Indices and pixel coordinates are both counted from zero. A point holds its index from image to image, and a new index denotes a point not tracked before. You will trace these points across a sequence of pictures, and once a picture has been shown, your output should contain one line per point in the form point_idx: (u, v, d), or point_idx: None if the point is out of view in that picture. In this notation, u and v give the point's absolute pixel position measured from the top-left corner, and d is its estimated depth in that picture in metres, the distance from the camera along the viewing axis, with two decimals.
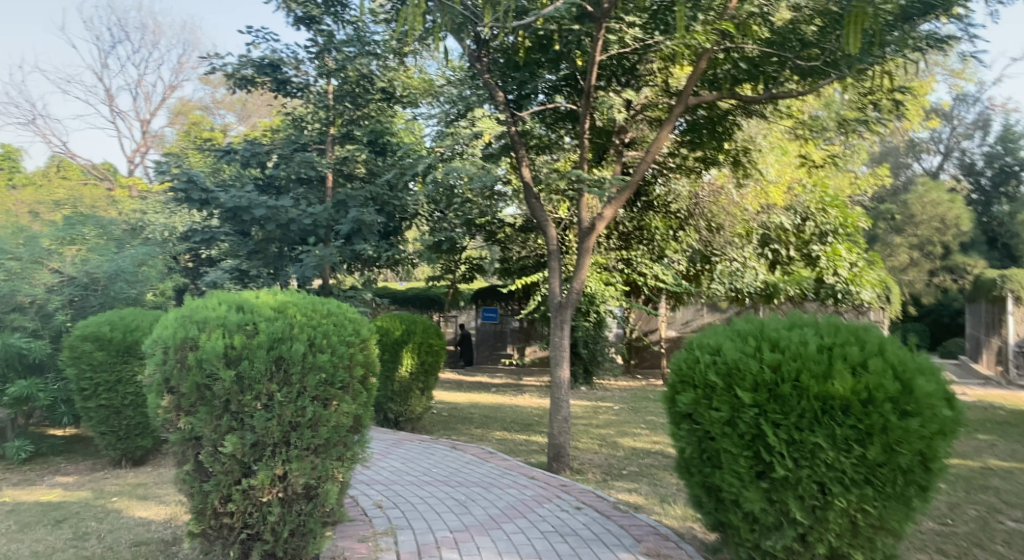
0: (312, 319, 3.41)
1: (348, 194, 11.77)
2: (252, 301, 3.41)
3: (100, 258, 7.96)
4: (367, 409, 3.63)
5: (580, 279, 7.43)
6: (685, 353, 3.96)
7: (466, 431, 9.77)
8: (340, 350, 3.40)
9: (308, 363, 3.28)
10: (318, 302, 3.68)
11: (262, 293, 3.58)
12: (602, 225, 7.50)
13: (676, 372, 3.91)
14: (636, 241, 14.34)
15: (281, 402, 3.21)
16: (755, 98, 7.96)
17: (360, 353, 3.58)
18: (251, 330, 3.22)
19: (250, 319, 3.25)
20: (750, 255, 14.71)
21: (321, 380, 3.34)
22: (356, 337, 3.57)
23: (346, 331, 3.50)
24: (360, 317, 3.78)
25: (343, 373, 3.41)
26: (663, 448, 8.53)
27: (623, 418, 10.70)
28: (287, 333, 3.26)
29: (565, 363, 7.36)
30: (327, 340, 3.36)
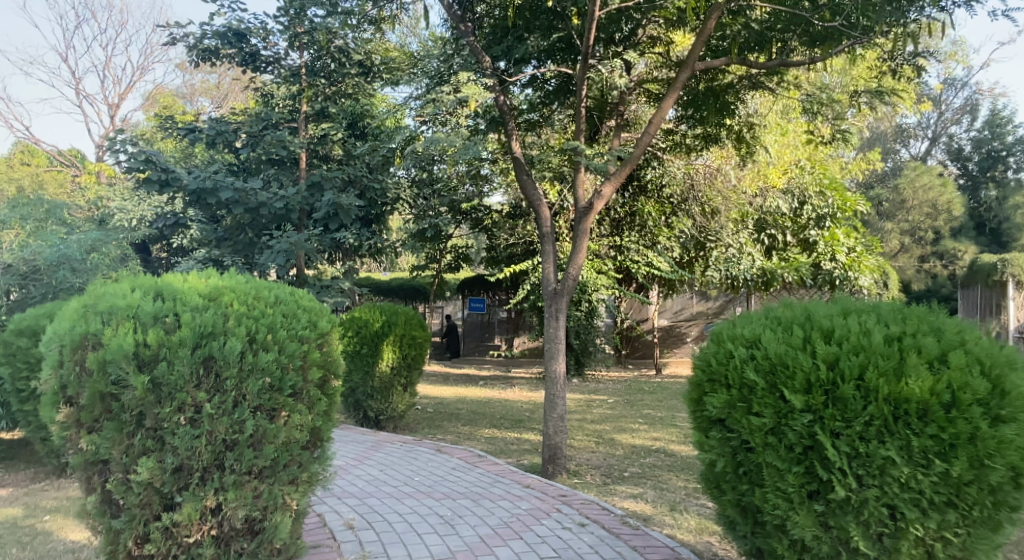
0: (254, 309, 2.77)
1: (323, 175, 10.99)
2: (178, 286, 2.77)
3: (41, 244, 7.22)
4: (326, 420, 3.00)
5: (576, 264, 6.76)
6: (713, 346, 3.30)
7: (452, 429, 9.07)
8: (292, 347, 2.76)
9: (246, 364, 2.64)
10: (265, 288, 3.03)
11: (192, 277, 2.94)
12: (600, 204, 6.81)
13: (703, 369, 3.26)
14: (627, 227, 13.67)
15: (211, 415, 2.58)
16: (765, 64, 7.25)
17: (318, 351, 2.94)
18: (173, 323, 2.58)
19: (171, 309, 2.61)
20: (746, 241, 14.08)
21: (265, 386, 2.70)
22: (314, 332, 2.94)
23: (299, 325, 2.87)
24: (320, 309, 3.16)
25: (294, 377, 2.78)
26: (665, 445, 7.86)
27: (619, 412, 10.01)
28: (220, 326, 2.62)
29: (560, 356, 6.70)
30: (273, 335, 2.73)
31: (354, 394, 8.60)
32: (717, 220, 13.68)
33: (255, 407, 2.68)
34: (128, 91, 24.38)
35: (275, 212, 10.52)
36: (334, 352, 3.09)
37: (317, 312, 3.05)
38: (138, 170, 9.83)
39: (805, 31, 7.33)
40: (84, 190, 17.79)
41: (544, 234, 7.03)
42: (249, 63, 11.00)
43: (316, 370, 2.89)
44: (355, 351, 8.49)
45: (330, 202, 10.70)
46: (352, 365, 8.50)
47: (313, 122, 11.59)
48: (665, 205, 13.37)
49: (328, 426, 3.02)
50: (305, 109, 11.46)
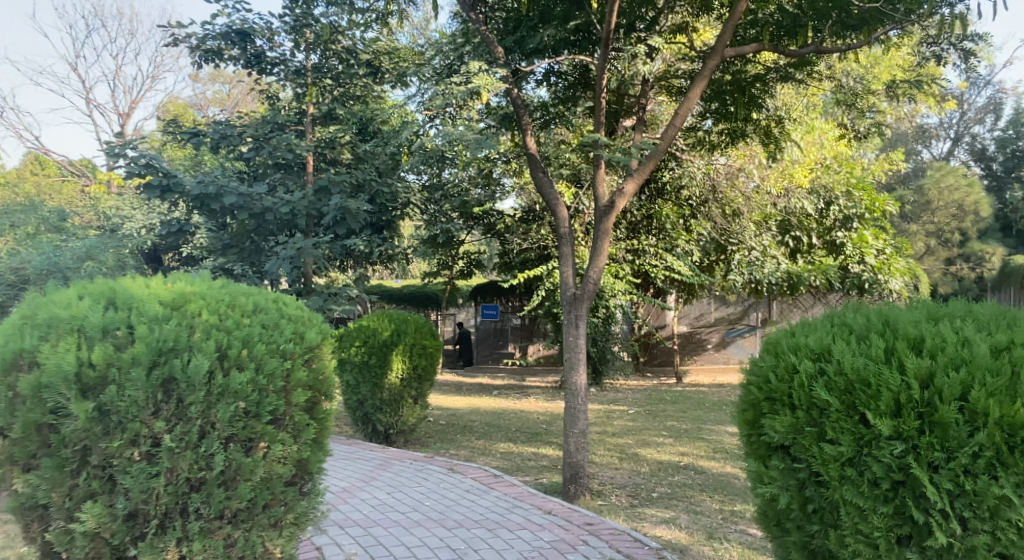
0: (226, 320, 2.62)
1: (331, 179, 10.61)
2: (135, 293, 2.60)
3: (31, 252, 6.90)
4: (311, 450, 2.90)
5: (598, 267, 6.27)
6: (773, 360, 2.80)
7: (466, 443, 8.59)
8: (271, 364, 2.63)
9: (216, 387, 2.49)
10: (240, 294, 2.89)
11: (153, 280, 2.77)
12: (622, 203, 6.31)
13: (761, 386, 2.78)
14: (645, 231, 13.12)
15: (172, 449, 2.42)
16: (797, 52, 6.75)
17: (302, 368, 2.82)
18: (124, 338, 2.41)
19: (123, 322, 2.43)
20: (770, 244, 13.49)
21: (239, 413, 2.57)
22: (296, 348, 2.81)
23: (281, 339, 2.74)
24: (309, 319, 3.04)
25: (275, 401, 2.67)
26: (693, 461, 7.28)
27: (641, 424, 9.41)
28: (183, 343, 2.46)
29: (582, 366, 6.21)
30: (247, 351, 2.58)
31: (363, 407, 8.15)
32: (739, 222, 13.09)
33: (227, 438, 2.56)
34: (139, 100, 24.18)
35: (281, 218, 10.16)
36: (321, 368, 2.98)
37: (303, 323, 2.93)
38: (138, 175, 9.48)
39: (839, 18, 6.82)
40: (92, 198, 17.52)
41: (562, 236, 6.56)
42: (253, 64, 10.64)
43: (299, 390, 2.78)
44: (362, 362, 8.04)
45: (338, 207, 10.28)
46: (360, 377, 8.05)
47: (320, 124, 11.25)
48: (690, 206, 12.80)
49: (314, 462, 2.92)
50: (312, 111, 11.12)
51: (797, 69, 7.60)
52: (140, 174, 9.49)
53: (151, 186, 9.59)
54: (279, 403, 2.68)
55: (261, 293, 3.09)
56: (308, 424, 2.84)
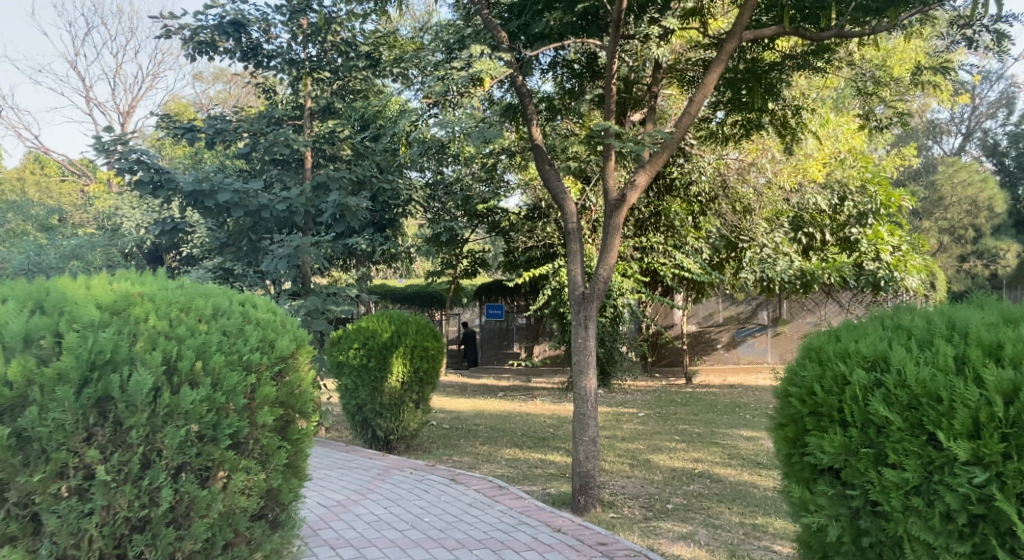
0: (176, 328, 2.48)
1: (329, 175, 10.28)
2: (71, 294, 2.42)
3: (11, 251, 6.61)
4: (280, 477, 2.80)
5: (608, 265, 5.88)
6: (819, 370, 2.40)
7: (469, 449, 8.23)
8: (231, 379, 2.51)
9: (161, 405, 2.34)
10: (195, 296, 2.73)
11: (96, 279, 2.61)
12: (634, 196, 5.91)
13: (804, 399, 2.42)
14: (653, 228, 12.75)
15: (112, 481, 2.27)
16: (819, 35, 6.36)
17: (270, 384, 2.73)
18: (52, 348, 2.25)
19: (52, 329, 2.27)
20: (782, 241, 13.04)
21: (191, 436, 2.43)
22: (262, 364, 2.70)
23: (240, 352, 2.61)
24: (279, 331, 2.91)
25: (239, 421, 2.57)
26: (709, 469, 6.89)
27: (652, 428, 9.01)
28: (124, 355, 2.31)
29: (591, 370, 5.85)
30: (200, 365, 2.45)
31: (362, 412, 7.82)
32: (750, 219, 12.76)
33: (178, 468, 2.43)
34: (141, 99, 23.93)
35: (278, 216, 9.85)
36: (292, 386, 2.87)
37: (271, 335, 2.80)
38: (130, 172, 9.07)
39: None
40: (92, 198, 17.29)
41: (571, 232, 6.18)
42: (248, 57, 10.33)
43: (265, 409, 2.67)
44: (361, 366, 7.70)
45: (336, 204, 9.94)
46: (359, 381, 7.72)
47: (318, 119, 10.93)
48: (699, 203, 12.45)
49: (284, 490, 2.83)
50: (310, 105, 10.82)
51: (815, 57, 7.19)
52: (131, 170, 9.09)
53: (143, 183, 9.20)
54: (241, 424, 2.57)
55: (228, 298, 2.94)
56: (279, 449, 2.77)
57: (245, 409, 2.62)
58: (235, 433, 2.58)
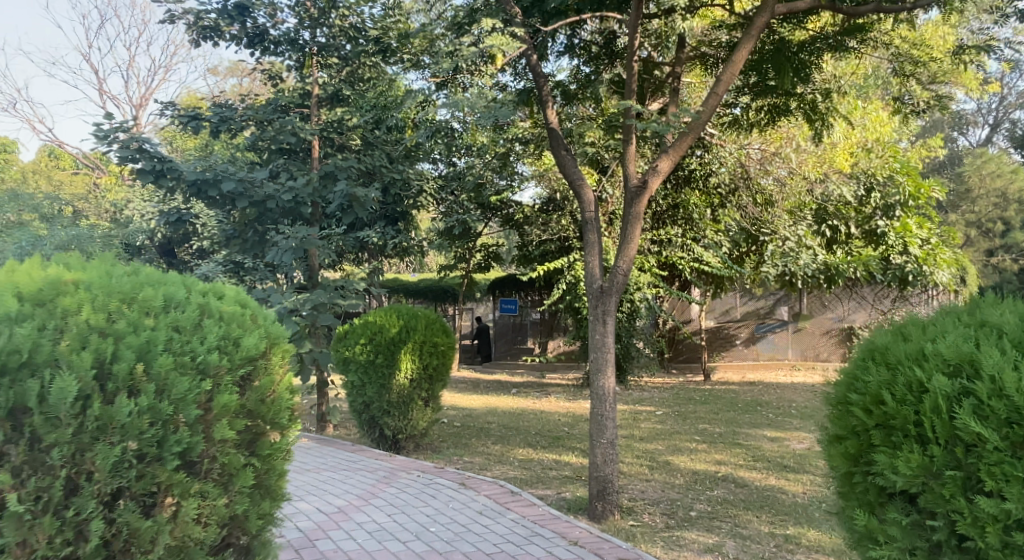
0: (113, 326, 2.26)
1: (336, 164, 9.92)
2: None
3: None
4: (244, 501, 2.58)
5: (627, 257, 5.51)
6: (892, 376, 2.31)
7: (480, 448, 7.89)
8: (180, 387, 2.29)
9: (91, 419, 2.12)
10: (149, 285, 2.51)
11: (33, 265, 2.42)
12: (656, 183, 5.53)
13: (878, 413, 2.29)
14: (671, 221, 12.35)
15: (31, 511, 2.06)
16: (856, 10, 5.94)
17: (233, 393, 2.51)
18: None
19: None
20: (806, 233, 12.54)
21: (127, 455, 2.21)
22: (222, 369, 2.47)
23: (190, 354, 2.38)
24: (247, 328, 2.67)
25: (192, 439, 2.36)
26: (733, 471, 6.47)
27: (670, 427, 8.62)
28: (46, 356, 2.11)
29: (610, 368, 5.48)
30: (140, 369, 2.23)
31: (369, 410, 7.51)
32: (773, 211, 12.22)
33: (114, 496, 2.22)
34: (155, 92, 23.86)
35: (283, 206, 9.56)
36: (264, 394, 2.68)
37: (233, 332, 2.55)
38: (132, 160, 8.81)
39: None
40: (105, 191, 17.20)
41: (588, 222, 5.80)
42: (255, 43, 10.04)
43: (224, 423, 2.46)
44: (368, 362, 7.40)
45: (343, 193, 9.58)
46: (365, 377, 7.42)
47: (326, 107, 10.64)
48: (720, 195, 12.01)
49: (252, 516, 2.65)
50: (318, 93, 10.53)
51: (848, 35, 6.77)
52: (134, 159, 8.84)
53: (145, 172, 8.92)
54: (193, 441, 2.35)
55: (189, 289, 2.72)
56: (245, 468, 2.60)
57: (199, 423, 2.41)
58: (186, 452, 2.37)
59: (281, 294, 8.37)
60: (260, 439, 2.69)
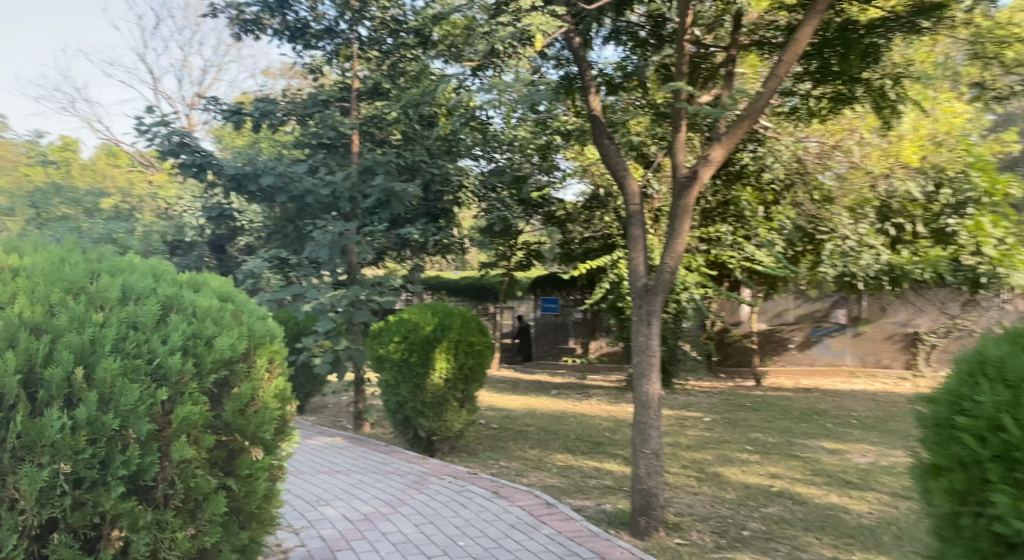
0: (65, 338, 2.56)
1: (376, 159, 9.69)
2: None
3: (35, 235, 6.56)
4: (206, 528, 2.91)
5: (675, 255, 5.10)
6: (1014, 396, 2.27)
7: (518, 453, 7.58)
8: (126, 397, 2.55)
9: (28, 432, 2.44)
10: (113, 290, 2.76)
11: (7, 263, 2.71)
12: (707, 175, 5.09)
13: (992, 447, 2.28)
14: (721, 218, 11.79)
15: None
16: None
17: (198, 405, 2.79)
18: None
19: None
20: (869, 232, 11.71)
21: (68, 473, 2.51)
22: (184, 374, 2.74)
23: (150, 359, 2.67)
24: (224, 325, 2.94)
25: (148, 457, 2.65)
26: (789, 487, 6.00)
27: (720, 435, 8.15)
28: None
29: (655, 373, 5.10)
30: (84, 382, 2.52)
31: (403, 410, 7.28)
32: (833, 209, 11.58)
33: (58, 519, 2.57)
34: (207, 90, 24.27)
35: (321, 201, 9.44)
36: (241, 403, 2.97)
37: (201, 331, 2.83)
38: (173, 155, 8.86)
39: None
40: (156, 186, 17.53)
41: (633, 216, 5.39)
42: (296, 37, 9.93)
43: (183, 440, 2.75)
44: (402, 360, 7.17)
45: (381, 188, 9.38)
46: (400, 376, 7.20)
47: (367, 101, 10.49)
48: (773, 191, 11.45)
49: (224, 548, 3.01)
50: (357, 86, 10.40)
51: (923, 15, 6.15)
52: (175, 152, 8.89)
53: (186, 166, 8.98)
54: (143, 461, 2.63)
55: (176, 286, 3.06)
56: (217, 493, 2.94)
57: (156, 439, 2.70)
58: (141, 475, 2.67)
59: (317, 290, 8.26)
60: (240, 456, 3.04)
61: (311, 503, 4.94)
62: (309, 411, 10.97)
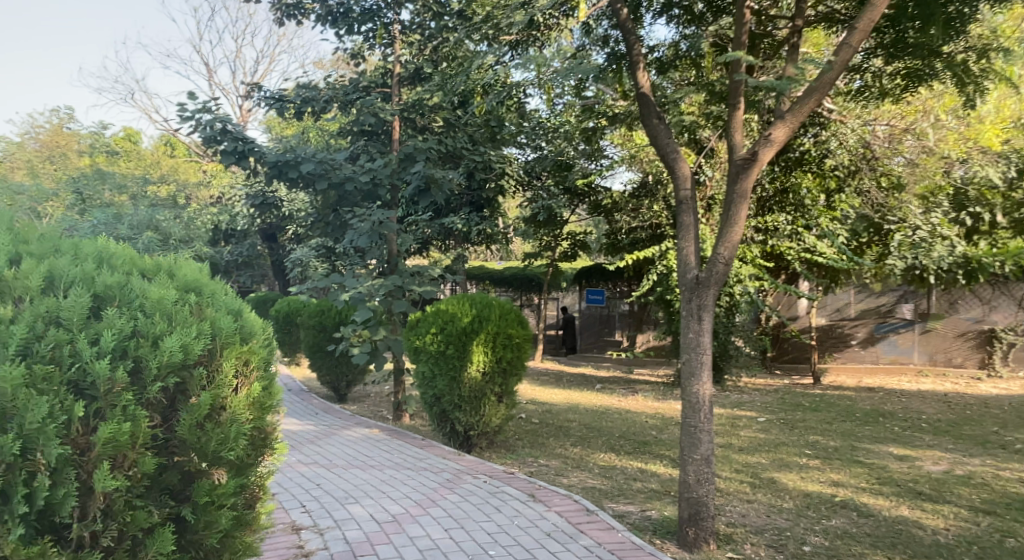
0: None
1: (416, 145, 9.49)
2: None
3: None
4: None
5: (730, 244, 4.65)
6: None
7: (560, 450, 7.27)
8: (36, 411, 2.15)
9: None
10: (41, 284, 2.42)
11: None
12: (768, 156, 4.62)
13: None
14: (778, 208, 11.21)
15: None
16: None
17: (130, 422, 2.36)
18: None
19: None
20: (942, 222, 10.94)
21: None
22: (116, 383, 2.34)
23: (71, 361, 2.29)
24: (175, 320, 2.56)
25: (56, 490, 2.23)
26: (853, 496, 5.53)
27: (775, 437, 7.67)
28: None
29: (706, 373, 4.69)
30: None
31: (440, 403, 7.04)
32: (903, 197, 10.81)
33: None
34: None
35: (361, 188, 9.30)
36: (197, 416, 2.57)
37: (145, 329, 2.46)
38: (214, 142, 8.68)
39: None
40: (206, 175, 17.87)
41: (683, 203, 4.95)
42: (339, 21, 9.78)
43: (107, 466, 2.31)
44: (438, 353, 6.93)
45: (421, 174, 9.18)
46: (436, 369, 6.96)
47: (408, 87, 10.30)
48: (837, 178, 10.76)
49: None
50: (398, 71, 10.24)
51: None
52: (217, 140, 8.79)
53: (228, 154, 8.86)
54: (54, 489, 2.22)
55: (128, 273, 2.72)
56: (164, 525, 2.57)
57: (77, 462, 2.29)
58: (55, 512, 2.27)
59: (356, 279, 8.17)
60: (199, 480, 2.66)
61: (339, 501, 4.75)
62: (349, 400, 10.88)
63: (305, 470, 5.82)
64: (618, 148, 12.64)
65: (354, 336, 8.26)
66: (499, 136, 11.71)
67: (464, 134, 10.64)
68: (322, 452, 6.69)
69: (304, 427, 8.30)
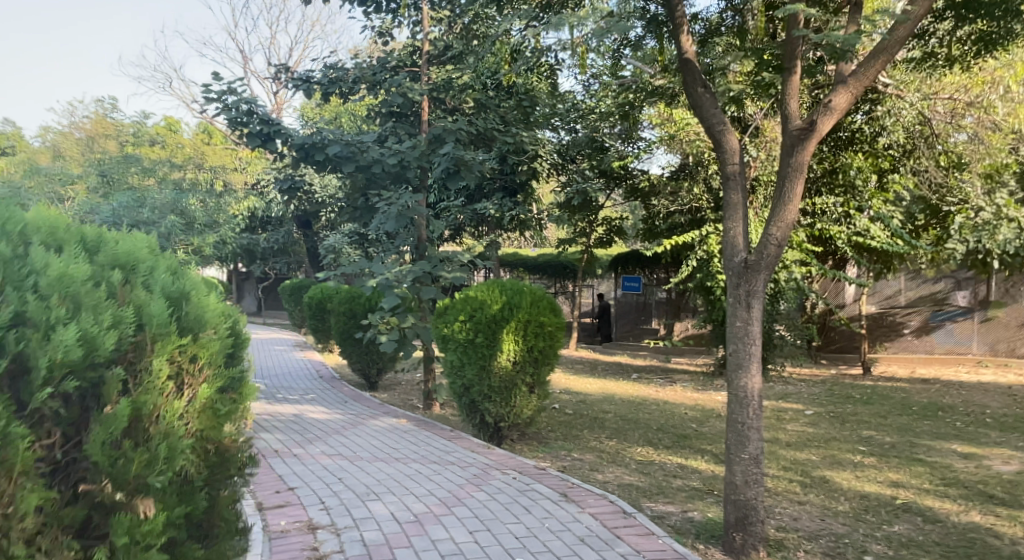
0: None
1: (445, 126, 9.14)
2: None
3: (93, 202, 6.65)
4: None
5: (784, 223, 4.22)
6: None
7: (595, 443, 6.93)
8: None
9: None
10: None
11: None
12: (827, 128, 4.19)
13: None
14: (827, 189, 10.67)
15: None
16: None
17: (8, 445, 1.84)
18: None
19: None
20: (1006, 202, 10.21)
21: None
22: None
23: None
24: (85, 307, 2.10)
25: None
26: (917, 500, 5.06)
27: (826, 432, 7.19)
28: None
29: (756, 364, 4.28)
30: None
31: (469, 394, 6.79)
32: (963, 177, 10.04)
33: None
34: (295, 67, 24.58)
35: (388, 170, 9.01)
36: (110, 433, 2.11)
37: (36, 316, 1.96)
38: (242, 125, 8.59)
39: None
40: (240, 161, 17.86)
41: (730, 180, 4.52)
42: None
43: None
44: (467, 342, 6.68)
45: (449, 156, 8.84)
46: (466, 358, 6.71)
47: (437, 66, 10.00)
48: (891, 157, 10.18)
49: None
50: (428, 50, 9.92)
51: None
52: (243, 122, 8.60)
53: (255, 135, 8.66)
54: None
55: (30, 243, 2.21)
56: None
57: None
58: None
59: (383, 265, 7.90)
60: (119, 514, 2.18)
61: (360, 498, 4.48)
62: (380, 388, 10.68)
63: (328, 463, 5.58)
64: (654, 131, 12.30)
65: (381, 323, 7.99)
66: (532, 117, 11.31)
67: (495, 114, 10.27)
68: (347, 443, 6.45)
69: (332, 417, 8.09)
